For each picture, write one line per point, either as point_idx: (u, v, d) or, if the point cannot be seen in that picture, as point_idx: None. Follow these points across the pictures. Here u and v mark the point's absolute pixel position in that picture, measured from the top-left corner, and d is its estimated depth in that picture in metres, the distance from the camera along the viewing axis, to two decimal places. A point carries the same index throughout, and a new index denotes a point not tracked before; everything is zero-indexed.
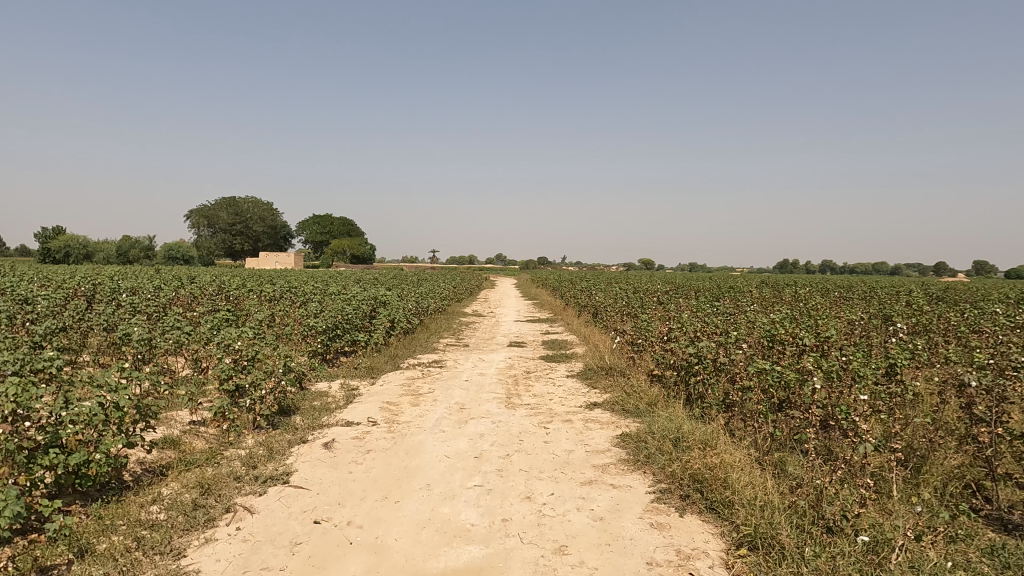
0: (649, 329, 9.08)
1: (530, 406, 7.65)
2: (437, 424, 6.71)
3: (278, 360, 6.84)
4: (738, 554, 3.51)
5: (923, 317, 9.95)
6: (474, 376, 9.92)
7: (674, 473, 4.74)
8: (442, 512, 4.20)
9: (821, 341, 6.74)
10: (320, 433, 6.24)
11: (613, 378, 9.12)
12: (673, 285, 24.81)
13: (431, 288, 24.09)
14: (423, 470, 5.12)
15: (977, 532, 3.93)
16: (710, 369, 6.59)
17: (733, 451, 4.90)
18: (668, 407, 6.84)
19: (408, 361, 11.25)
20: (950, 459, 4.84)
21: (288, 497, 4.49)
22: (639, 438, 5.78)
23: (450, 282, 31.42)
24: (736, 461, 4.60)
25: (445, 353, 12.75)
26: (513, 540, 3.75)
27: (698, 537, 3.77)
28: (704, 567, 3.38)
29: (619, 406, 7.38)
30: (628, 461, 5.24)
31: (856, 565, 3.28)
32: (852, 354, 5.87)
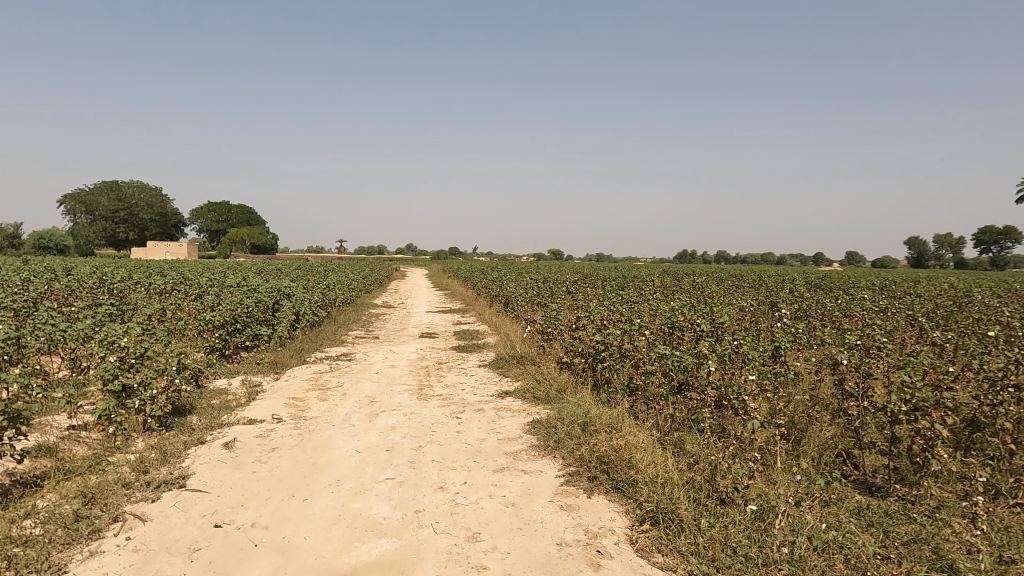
0: (558, 318, 9.33)
1: (442, 396, 7.65)
2: (347, 418, 6.56)
3: (171, 358, 6.39)
4: (641, 530, 3.70)
5: (803, 303, 10.87)
6: (385, 368, 9.77)
7: (582, 456, 4.92)
8: (353, 508, 4.12)
9: (716, 327, 7.22)
10: (220, 433, 5.92)
11: (524, 366, 9.32)
12: (582, 274, 25.57)
13: (339, 278, 23.40)
14: (332, 466, 4.99)
15: (847, 495, 4.39)
16: (615, 355, 6.88)
17: (637, 433, 5.15)
18: (577, 393, 7.09)
19: (315, 355, 10.87)
20: (825, 431, 5.34)
21: (184, 502, 4.23)
22: (548, 424, 5.94)
23: (360, 273, 30.69)
24: (639, 442, 4.85)
25: (354, 346, 12.46)
26: (426, 530, 3.75)
27: (604, 516, 3.94)
28: (610, 543, 3.55)
29: (530, 394, 7.54)
30: (539, 447, 5.37)
31: (745, 532, 3.57)
32: (743, 339, 6.34)
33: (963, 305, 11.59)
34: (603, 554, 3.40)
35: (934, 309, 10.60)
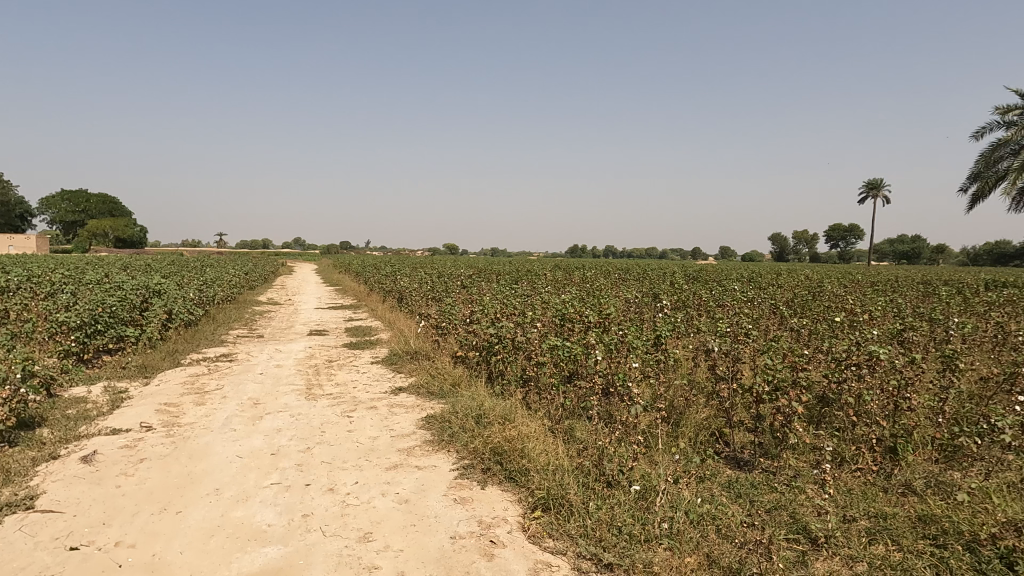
0: (452, 312, 9.32)
1: (332, 395, 7.39)
2: (227, 423, 6.15)
3: (14, 364, 5.66)
4: (533, 517, 3.79)
5: (682, 295, 11.62)
6: (270, 368, 9.27)
7: (476, 448, 4.95)
8: (233, 517, 3.88)
9: (603, 318, 7.55)
10: (76, 446, 5.34)
11: (418, 361, 9.23)
12: (476, 269, 25.71)
13: (219, 274, 21.89)
14: (210, 475, 4.66)
15: (719, 470, 4.76)
16: (509, 348, 6.99)
17: (530, 423, 5.27)
18: (471, 387, 7.12)
19: (191, 356, 10.10)
20: (701, 413, 5.75)
21: (33, 525, 3.77)
22: (443, 418, 5.92)
23: (241, 269, 28.87)
24: (531, 432, 4.97)
25: (236, 345, 11.71)
26: (315, 534, 3.61)
27: (497, 505, 4.00)
28: (503, 532, 3.60)
29: (424, 389, 7.47)
30: (433, 442, 5.34)
31: (630, 511, 3.77)
32: (628, 329, 6.68)
33: (817, 295, 12.94)
34: (496, 543, 3.45)
35: (793, 299, 11.73)
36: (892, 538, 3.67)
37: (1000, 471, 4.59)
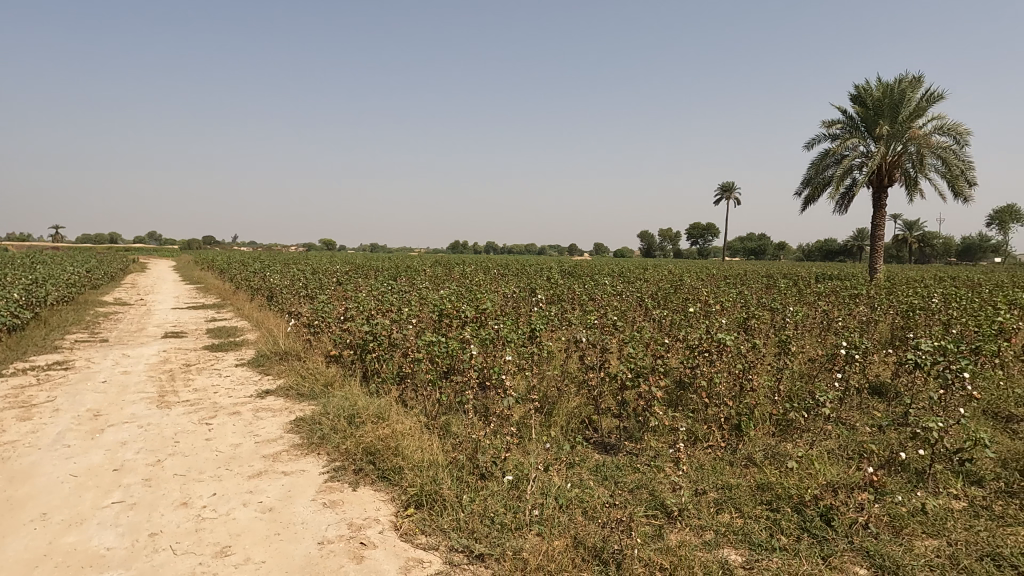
0: (325, 310, 8.94)
1: (189, 402, 6.81)
2: (59, 439, 5.45)
3: None
4: (406, 514, 3.74)
5: (557, 289, 12.03)
6: (115, 376, 8.35)
7: (348, 449, 4.80)
8: (63, 543, 3.45)
9: (480, 313, 7.62)
10: None
11: (288, 362, 8.76)
12: (354, 265, 24.88)
13: (52, 272, 19.34)
14: (35, 498, 4.11)
15: (588, 455, 5.00)
16: (384, 345, 6.84)
17: (405, 421, 5.20)
18: (344, 386, 6.88)
19: (14, 365, 8.83)
20: (571, 402, 5.99)
21: None
22: (313, 420, 5.67)
23: (81, 266, 25.71)
24: (406, 429, 4.90)
25: (73, 351, 10.41)
26: (163, 554, 3.31)
27: (369, 506, 3.90)
28: (374, 533, 3.52)
29: (293, 391, 7.11)
30: (301, 446, 5.09)
31: (502, 501, 3.84)
32: (504, 324, 6.80)
33: (677, 288, 13.96)
34: (366, 545, 3.36)
35: (657, 293, 12.56)
36: (735, 506, 4.06)
37: (822, 440, 5.24)
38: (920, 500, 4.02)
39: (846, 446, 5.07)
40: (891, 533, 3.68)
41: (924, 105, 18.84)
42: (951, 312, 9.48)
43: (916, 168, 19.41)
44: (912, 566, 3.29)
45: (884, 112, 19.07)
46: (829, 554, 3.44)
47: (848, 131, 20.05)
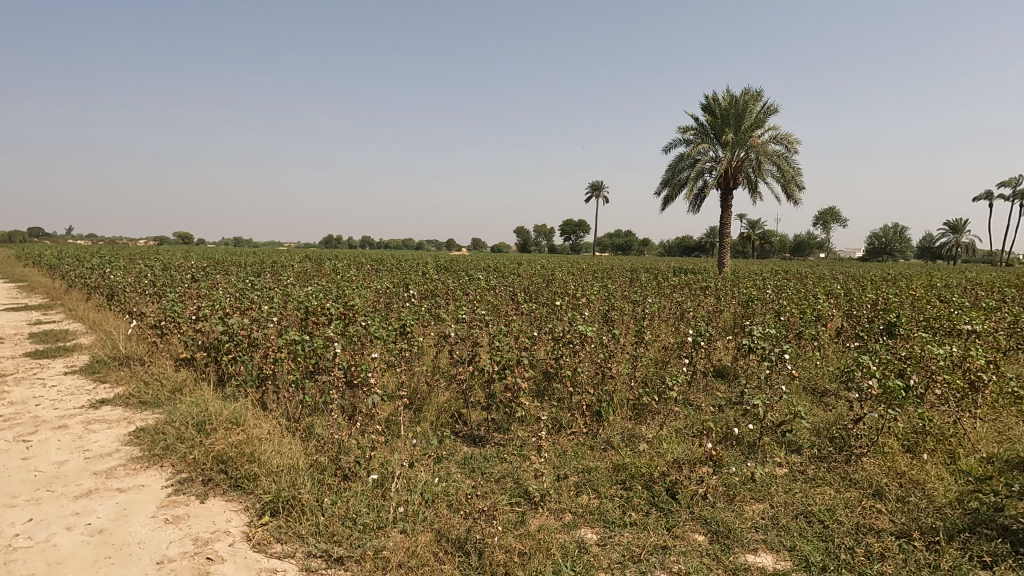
0: (174, 310, 8.19)
1: (1, 418, 5.92)
2: None
3: None
4: (260, 523, 3.54)
5: (430, 284, 11.95)
6: None
7: (196, 459, 4.44)
8: None
9: (348, 310, 7.37)
10: None
11: (129, 367, 7.91)
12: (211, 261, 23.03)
13: None
14: None
15: (456, 449, 5.03)
16: (241, 346, 6.41)
17: (262, 425, 4.91)
18: (196, 391, 6.35)
19: None
20: (441, 397, 5.99)
21: None
22: (157, 430, 5.18)
23: None
24: (262, 434, 4.63)
25: None
26: None
27: (219, 518, 3.64)
28: (223, 546, 3.29)
29: (135, 399, 6.44)
30: (141, 458, 4.63)
31: (365, 502, 3.76)
32: (372, 321, 6.64)
33: (548, 282, 14.44)
34: (213, 560, 3.14)
35: (528, 287, 12.90)
36: (593, 487, 4.29)
37: (671, 421, 5.70)
38: (750, 470, 4.51)
39: (691, 425, 5.56)
40: (725, 501, 4.09)
41: (762, 116, 21.01)
42: (780, 301, 10.71)
43: (756, 173, 21.63)
44: (742, 529, 3.69)
45: (730, 121, 21.00)
46: (674, 524, 3.76)
47: (700, 137, 21.84)
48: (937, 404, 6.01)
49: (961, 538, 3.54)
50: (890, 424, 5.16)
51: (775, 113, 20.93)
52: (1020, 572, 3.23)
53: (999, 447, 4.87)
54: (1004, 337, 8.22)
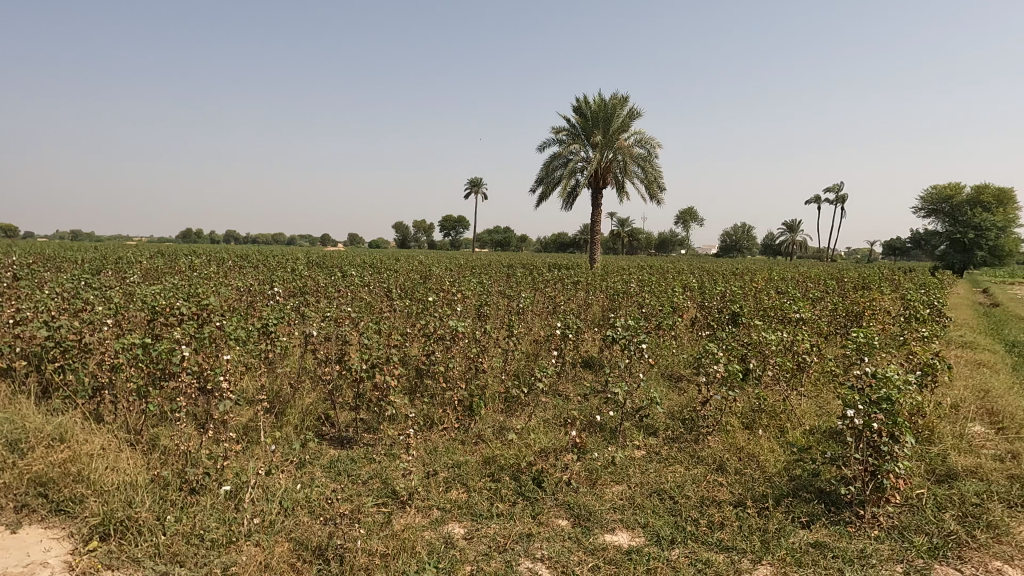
0: None
1: None
2: None
3: None
4: (87, 550, 3.15)
5: (298, 281, 11.34)
6: None
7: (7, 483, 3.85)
8: None
9: (201, 310, 6.78)
10: None
11: None
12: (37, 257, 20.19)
13: None
14: None
15: (322, 452, 4.81)
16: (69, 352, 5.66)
17: (94, 441, 4.37)
18: (13, 405, 5.52)
19: None
20: (305, 399, 5.70)
21: None
22: None
23: None
24: (94, 450, 4.12)
25: None
26: None
27: (35, 548, 3.18)
28: None
29: None
30: None
31: (216, 517, 3.48)
32: (229, 321, 6.16)
33: (424, 279, 14.29)
34: None
35: (404, 283, 12.67)
36: (462, 481, 4.30)
37: (541, 412, 5.87)
38: (610, 454, 4.76)
39: (559, 415, 5.76)
40: (588, 485, 4.29)
41: (628, 120, 22.26)
42: (643, 294, 11.42)
43: (622, 173, 22.88)
44: (601, 511, 3.88)
45: (598, 123, 22.02)
46: (539, 512, 3.87)
47: (572, 137, 22.69)
48: (771, 384, 6.73)
49: (786, 502, 3.99)
50: (732, 404, 5.70)
51: (639, 117, 22.26)
52: (830, 527, 3.70)
53: (818, 420, 5.55)
54: (825, 323, 9.39)
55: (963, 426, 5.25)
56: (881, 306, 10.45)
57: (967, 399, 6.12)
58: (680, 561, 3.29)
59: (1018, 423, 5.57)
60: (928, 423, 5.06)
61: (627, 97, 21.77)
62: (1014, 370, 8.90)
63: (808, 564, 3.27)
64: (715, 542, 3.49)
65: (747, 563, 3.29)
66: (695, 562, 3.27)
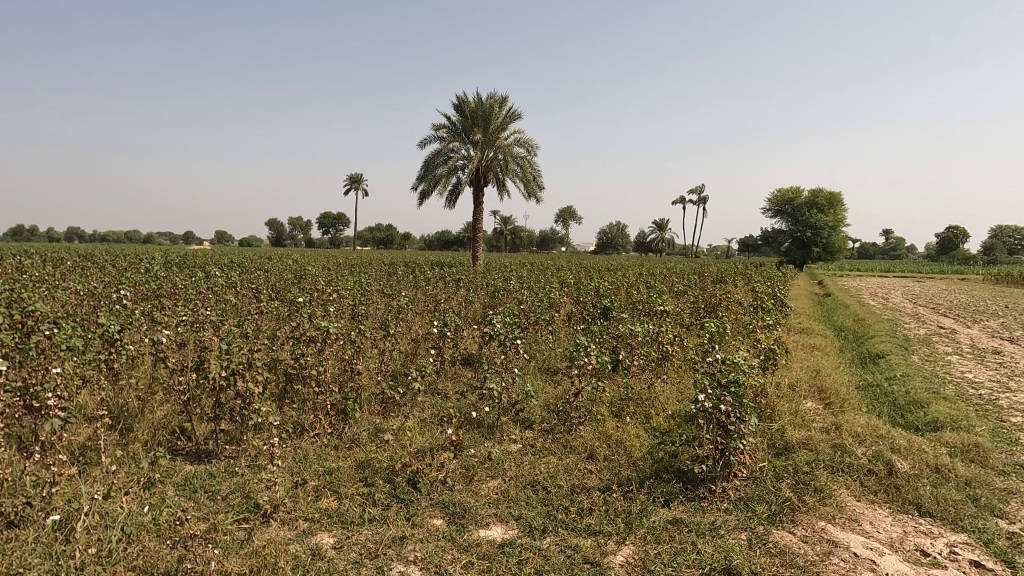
0: None
1: None
2: None
3: None
4: None
5: (151, 282, 10.31)
6: None
7: None
8: None
9: (27, 317, 5.95)
10: None
11: None
12: None
13: None
14: None
15: (175, 469, 4.40)
16: None
17: None
18: None
19: None
20: (156, 412, 5.19)
21: None
22: None
23: None
24: None
25: None
26: None
27: None
28: None
29: None
30: None
31: (39, 552, 3.06)
32: (62, 329, 5.45)
33: (299, 279, 13.60)
34: None
35: (276, 284, 11.97)
36: (333, 489, 4.13)
37: (418, 412, 5.79)
38: (487, 450, 4.80)
39: (437, 414, 5.72)
40: (463, 483, 4.29)
41: (507, 120, 22.61)
42: (522, 291, 11.66)
43: (503, 172, 23.22)
44: (476, 507, 3.90)
45: (478, 122, 22.17)
46: (413, 514, 3.81)
47: (453, 135, 22.63)
48: (639, 374, 7.15)
49: (648, 484, 4.24)
50: (602, 394, 5.98)
51: (518, 118, 22.70)
52: (686, 504, 3.99)
53: (679, 405, 5.97)
54: (687, 314, 10.14)
55: (798, 404, 5.90)
56: (734, 298, 11.48)
57: (802, 378, 6.89)
58: (551, 549, 3.39)
59: (841, 398, 6.36)
60: (770, 402, 5.63)
61: (506, 97, 22.12)
62: (840, 351, 10.17)
63: (667, 540, 3.50)
64: (584, 528, 3.63)
65: (613, 545, 3.45)
66: (565, 548, 3.39)
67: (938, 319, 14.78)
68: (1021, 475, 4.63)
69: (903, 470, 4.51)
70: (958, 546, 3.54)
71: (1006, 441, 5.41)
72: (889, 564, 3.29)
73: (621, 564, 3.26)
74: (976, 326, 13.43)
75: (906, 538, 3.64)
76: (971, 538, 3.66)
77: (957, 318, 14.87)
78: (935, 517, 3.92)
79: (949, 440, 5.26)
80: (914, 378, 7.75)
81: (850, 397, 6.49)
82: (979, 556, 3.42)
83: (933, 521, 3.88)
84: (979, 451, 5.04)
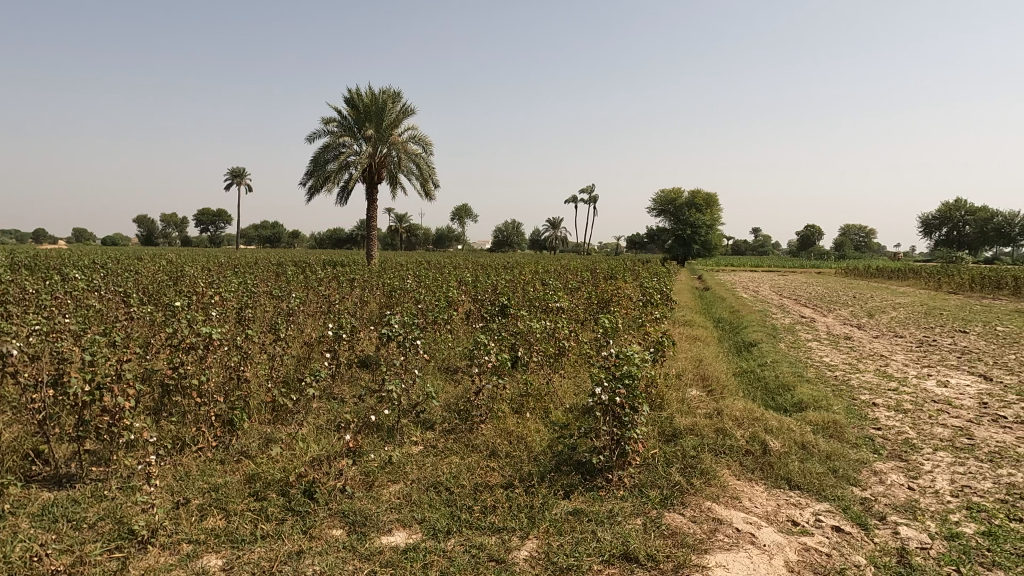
0: None
1: None
2: None
3: None
4: None
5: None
6: None
7: None
8: None
9: None
10: None
11: None
12: None
13: None
14: None
15: (31, 497, 3.92)
16: None
17: None
18: None
19: None
20: (5, 435, 4.57)
21: None
22: None
23: None
24: None
25: None
26: None
27: None
28: None
29: None
30: None
31: None
32: None
33: (175, 281, 12.52)
34: None
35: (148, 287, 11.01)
36: (220, 506, 3.85)
37: (314, 418, 5.56)
38: (386, 454, 4.70)
39: (333, 420, 5.51)
40: (364, 489, 4.17)
41: (401, 116, 22.22)
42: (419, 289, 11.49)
43: (397, 169, 22.78)
44: (377, 513, 3.80)
45: (371, 117, 21.61)
46: (310, 526, 3.64)
47: (344, 129, 21.86)
48: (537, 369, 7.32)
49: (549, 477, 4.35)
50: (502, 391, 6.02)
51: (412, 114, 22.37)
52: (585, 495, 4.12)
53: (575, 398, 6.19)
54: (580, 310, 10.50)
55: (684, 392, 6.29)
56: (624, 294, 12.04)
57: (687, 368, 7.37)
58: (456, 549, 3.37)
59: (721, 385, 6.88)
60: (658, 392, 5.97)
61: (400, 93, 21.78)
62: (719, 341, 11.01)
63: (568, 531, 3.60)
64: (488, 526, 3.65)
65: (517, 540, 3.50)
66: (470, 548, 3.39)
67: (799, 309, 16.39)
68: (870, 446, 5.24)
69: (775, 449, 4.94)
70: (822, 514, 3.94)
71: (858, 416, 6.11)
72: (766, 535, 3.59)
73: (525, 559, 3.31)
74: (829, 315, 15.04)
75: (780, 510, 4.00)
76: (832, 506, 4.09)
77: (815, 308, 16.55)
78: (803, 489, 4.34)
79: (812, 419, 5.84)
80: (782, 364, 8.53)
81: (728, 384, 7.03)
82: (839, 522, 3.83)
83: (802, 493, 4.29)
84: (837, 427, 5.63)
